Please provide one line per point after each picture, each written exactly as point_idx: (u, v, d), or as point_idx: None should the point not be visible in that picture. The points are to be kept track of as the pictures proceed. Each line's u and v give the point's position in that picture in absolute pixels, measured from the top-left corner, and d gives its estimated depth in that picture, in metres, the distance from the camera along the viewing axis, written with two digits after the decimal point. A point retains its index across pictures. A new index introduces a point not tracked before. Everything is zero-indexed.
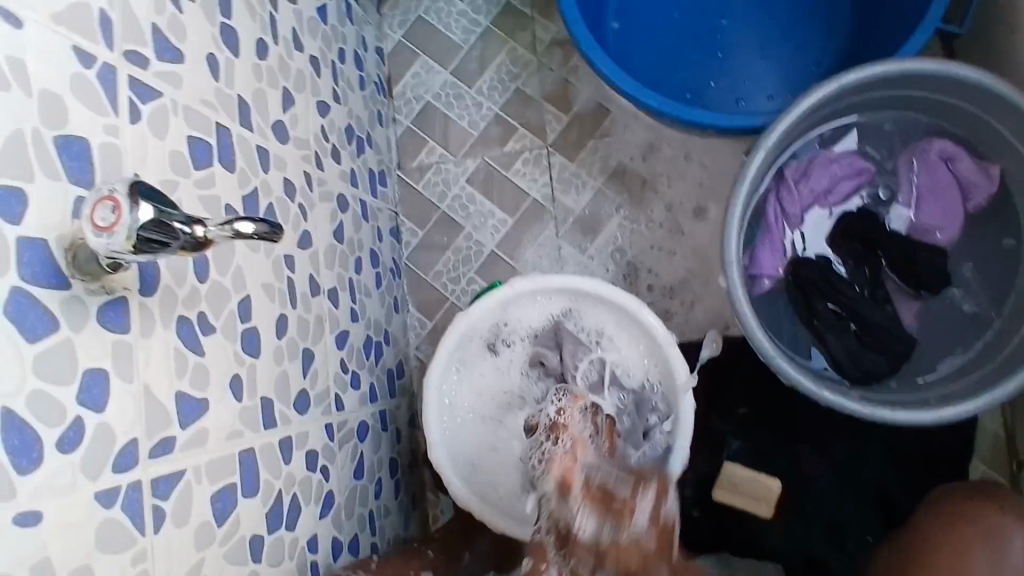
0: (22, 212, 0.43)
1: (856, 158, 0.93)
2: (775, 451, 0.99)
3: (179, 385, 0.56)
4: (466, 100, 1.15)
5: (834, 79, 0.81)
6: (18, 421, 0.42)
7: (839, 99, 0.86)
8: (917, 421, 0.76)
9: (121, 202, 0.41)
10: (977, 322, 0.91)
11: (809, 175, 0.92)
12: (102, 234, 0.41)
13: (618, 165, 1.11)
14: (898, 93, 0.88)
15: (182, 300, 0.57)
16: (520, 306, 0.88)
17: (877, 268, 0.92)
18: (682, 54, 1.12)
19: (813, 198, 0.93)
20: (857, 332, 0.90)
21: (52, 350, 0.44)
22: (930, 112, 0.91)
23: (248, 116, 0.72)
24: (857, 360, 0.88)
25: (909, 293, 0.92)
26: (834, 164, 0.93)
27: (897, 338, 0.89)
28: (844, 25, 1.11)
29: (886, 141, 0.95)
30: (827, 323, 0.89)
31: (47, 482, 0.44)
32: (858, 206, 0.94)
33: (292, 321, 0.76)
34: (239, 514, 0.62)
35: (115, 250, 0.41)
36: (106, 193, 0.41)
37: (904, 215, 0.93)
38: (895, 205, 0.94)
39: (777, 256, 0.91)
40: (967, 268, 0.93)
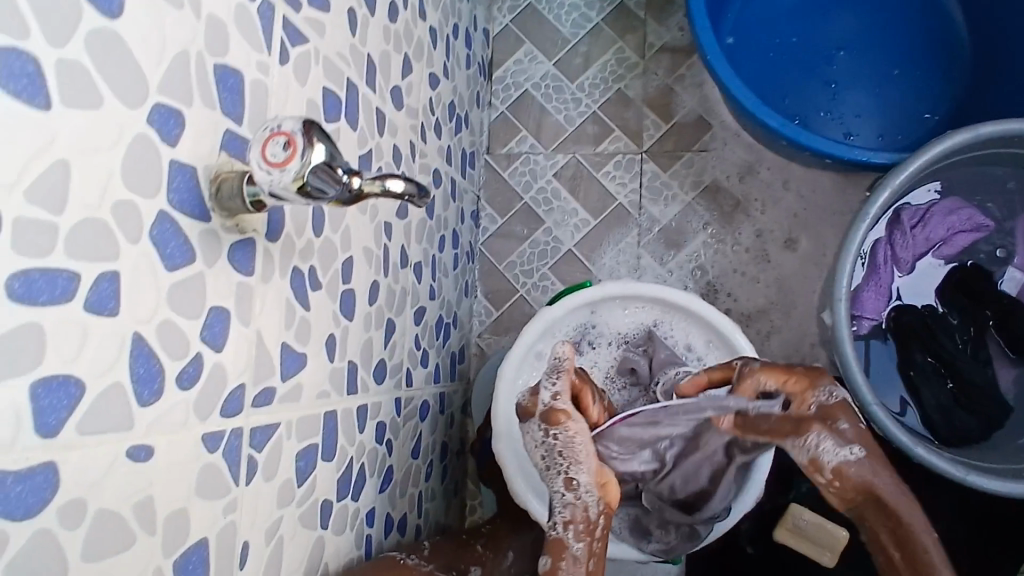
0: (178, 135, 0.42)
1: (977, 212, 0.89)
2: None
3: (285, 337, 0.54)
4: (565, 94, 1.14)
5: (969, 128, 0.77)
6: (146, 349, 0.41)
7: (966, 150, 0.83)
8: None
9: (298, 139, 0.39)
10: None
11: (926, 223, 0.88)
12: (271, 170, 0.39)
13: (713, 182, 1.08)
14: None
15: (298, 251, 0.56)
16: (611, 310, 0.86)
17: (982, 328, 0.88)
18: (795, 80, 1.09)
19: (927, 247, 0.89)
20: (953, 390, 0.86)
21: (185, 282, 0.43)
22: None
23: (373, 77, 0.71)
24: (948, 419, 0.85)
25: (1008, 357, 0.88)
26: (953, 214, 0.88)
27: (994, 403, 0.85)
28: (969, 72, 1.06)
29: (1009, 199, 0.89)
30: (923, 374, 0.86)
31: (161, 415, 0.42)
32: (974, 263, 0.90)
33: (382, 289, 0.75)
34: (316, 476, 0.60)
35: (278, 189, 0.40)
36: (277, 127, 0.39)
37: (1017, 277, 0.89)
38: (1009, 265, 0.90)
39: (881, 299, 0.88)
40: None
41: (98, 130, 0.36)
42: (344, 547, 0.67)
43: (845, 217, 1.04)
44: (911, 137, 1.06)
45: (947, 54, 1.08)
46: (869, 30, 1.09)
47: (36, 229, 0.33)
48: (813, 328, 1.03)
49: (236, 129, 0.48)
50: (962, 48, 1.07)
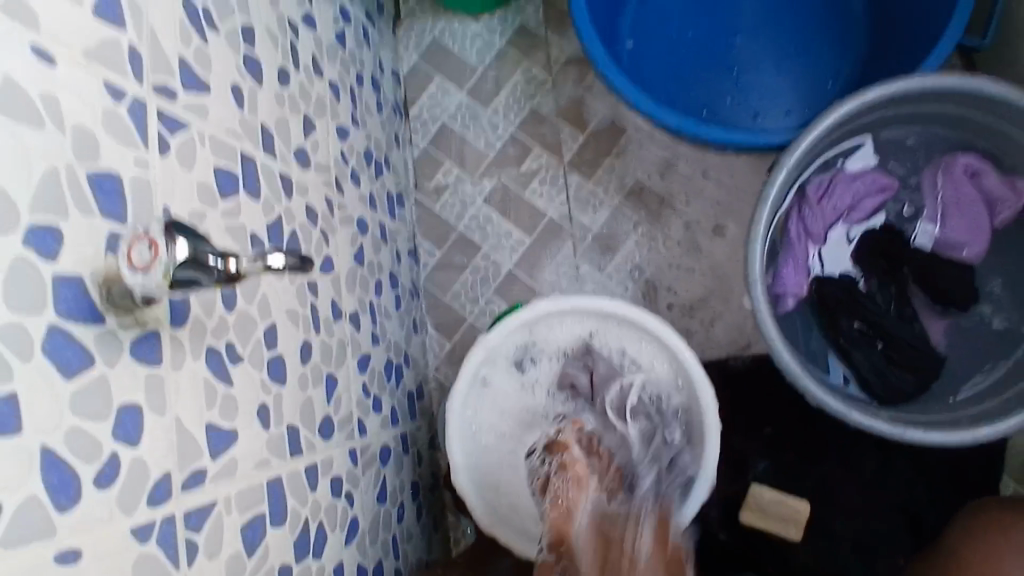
0: (58, 250, 0.44)
1: (880, 175, 0.93)
2: (798, 471, 0.97)
3: (208, 417, 0.56)
4: (482, 120, 1.16)
5: (857, 96, 0.80)
6: (56, 458, 0.42)
7: (861, 115, 0.86)
8: (963, 442, 0.75)
9: (157, 245, 0.41)
10: (1003, 338, 0.90)
11: (831, 194, 0.91)
12: (139, 271, 0.41)
13: (636, 183, 1.11)
14: (927, 107, 0.87)
15: (210, 330, 0.57)
16: (548, 325, 0.87)
17: (902, 284, 0.91)
18: (698, 72, 1.12)
19: (836, 216, 0.92)
20: (885, 350, 0.89)
21: (87, 387, 0.45)
22: (954, 128, 0.90)
23: (271, 144, 0.73)
24: (884, 378, 0.87)
25: (935, 309, 0.91)
26: (857, 180, 0.92)
27: (925, 356, 0.88)
28: (861, 39, 1.11)
29: (910, 155, 0.94)
30: (852, 340, 0.89)
31: (82, 519, 0.43)
32: (885, 220, 0.94)
33: (315, 346, 0.76)
34: (267, 544, 0.61)
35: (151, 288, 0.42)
36: (140, 233, 0.42)
37: (929, 230, 0.92)
38: (919, 220, 0.93)
39: (802, 274, 0.90)
40: (995, 284, 0.92)
41: None
42: None
43: None
44: (816, 109, 1.10)
45: (839, 24, 1.12)
46: (760, 14, 1.13)
47: None
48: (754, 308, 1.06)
49: (122, 229, 0.49)
50: (849, 18, 1.11)
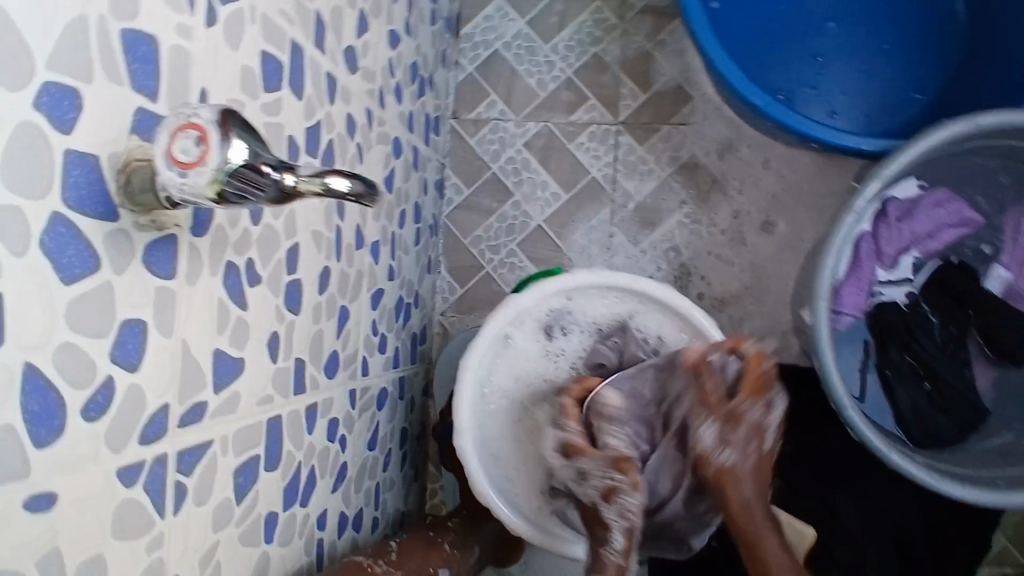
0: (74, 120, 0.35)
1: (966, 207, 0.87)
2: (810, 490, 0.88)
3: (217, 342, 0.48)
4: (538, 56, 1.05)
5: (973, 117, 0.71)
6: (42, 381, 0.33)
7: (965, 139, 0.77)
8: (1004, 502, 0.71)
9: (217, 135, 0.33)
10: None
11: (914, 215, 0.85)
12: (180, 170, 0.33)
13: (691, 158, 1.02)
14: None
15: (233, 243, 0.49)
16: (586, 297, 0.80)
17: (963, 328, 0.86)
18: (781, 54, 1.03)
19: (912, 241, 0.87)
20: (930, 391, 0.85)
21: (88, 296, 0.36)
22: None
23: (322, 37, 0.62)
24: (922, 420, 0.84)
25: (989, 357, 0.86)
26: (940, 207, 0.86)
27: (968, 406, 0.84)
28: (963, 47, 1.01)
29: (997, 192, 0.87)
30: (898, 374, 0.86)
31: (65, 457, 0.35)
32: (959, 259, 0.88)
33: (334, 275, 0.68)
34: (258, 491, 0.55)
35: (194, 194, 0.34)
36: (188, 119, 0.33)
37: (1002, 276, 0.86)
38: (995, 264, 0.87)
39: (862, 294, 0.84)
40: None
41: None
42: (291, 559, 0.62)
43: (825, 199, 0.99)
44: (899, 116, 1.02)
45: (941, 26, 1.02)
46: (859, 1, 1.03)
47: None
48: (786, 314, 0.99)
49: (151, 109, 0.40)
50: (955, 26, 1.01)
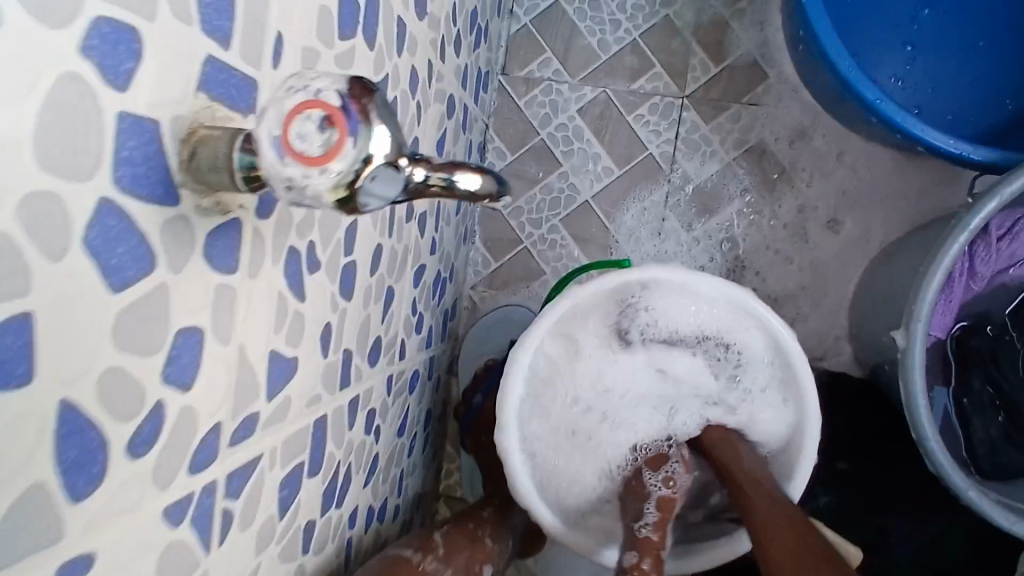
0: (132, 72, 0.26)
1: None
2: (868, 508, 0.80)
3: (274, 342, 0.40)
4: (603, 12, 0.94)
5: None
6: (81, 420, 0.26)
7: None
8: None
9: (350, 116, 0.25)
10: None
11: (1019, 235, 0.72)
12: (302, 165, 0.25)
13: (759, 143, 0.93)
14: None
15: (297, 224, 0.41)
16: (663, 297, 0.72)
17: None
18: (868, 40, 0.95)
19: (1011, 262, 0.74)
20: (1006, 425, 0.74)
21: (141, 305, 0.28)
22: None
23: None
24: (993, 452, 0.73)
25: None
26: None
27: None
28: None
29: None
30: (976, 404, 0.75)
31: (104, 507, 0.28)
32: None
33: (384, 253, 0.60)
34: (300, 500, 0.48)
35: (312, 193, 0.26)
36: (312, 94, 0.25)
37: None
38: None
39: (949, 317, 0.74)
40: None
41: None
42: (323, 566, 0.56)
43: (899, 201, 0.92)
44: (989, 122, 0.93)
45: None
46: None
47: None
48: (842, 320, 0.93)
49: (222, 59, 0.31)
50: None
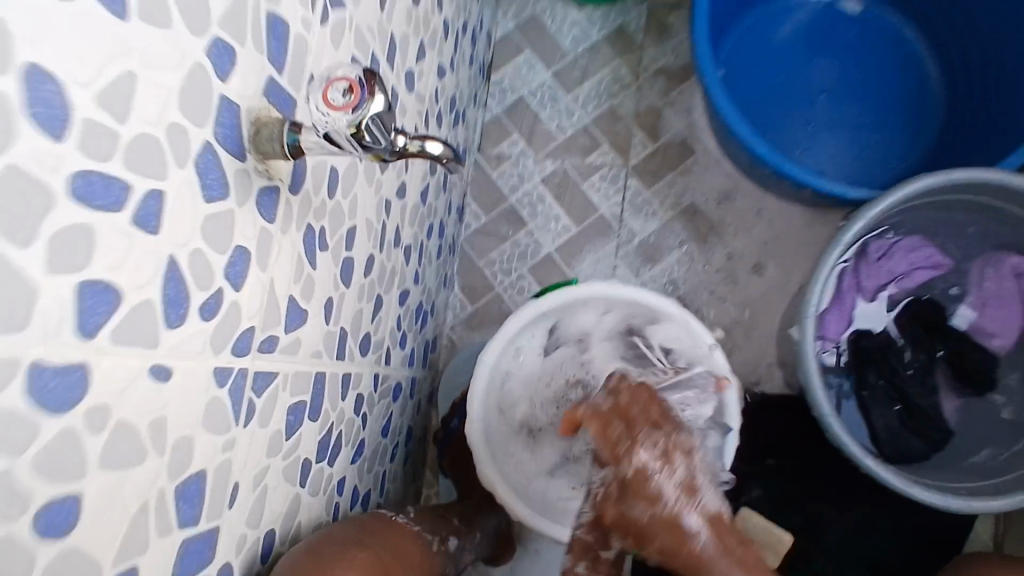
0: (229, 73, 0.43)
1: (937, 252, 0.94)
2: (793, 502, 0.95)
3: (293, 289, 0.55)
4: (560, 104, 1.16)
5: (946, 171, 0.80)
6: (178, 273, 0.40)
7: (940, 190, 0.86)
8: (958, 507, 0.79)
9: (363, 92, 0.42)
10: (1010, 428, 0.91)
11: (890, 255, 0.93)
12: (329, 110, 0.41)
13: (691, 204, 1.13)
14: (994, 203, 0.88)
15: (314, 208, 0.57)
16: (580, 311, 0.90)
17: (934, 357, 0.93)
18: (773, 121, 1.13)
19: (889, 278, 0.93)
20: (902, 413, 0.91)
21: (218, 217, 0.44)
22: (1015, 228, 0.90)
23: (392, 56, 0.73)
24: (893, 438, 0.90)
25: (953, 387, 0.93)
26: (914, 251, 0.93)
27: (935, 426, 0.90)
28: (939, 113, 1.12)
29: (966, 243, 0.94)
30: (874, 395, 0.91)
31: (182, 342, 0.41)
32: (928, 297, 0.95)
33: (376, 263, 0.76)
34: (301, 434, 0.61)
35: (334, 130, 0.42)
36: (342, 73, 0.42)
37: (967, 315, 0.94)
38: (962, 304, 0.95)
39: (842, 322, 0.92)
40: (1012, 377, 0.92)
41: (164, 48, 0.37)
42: (315, 512, 0.67)
43: (810, 249, 1.10)
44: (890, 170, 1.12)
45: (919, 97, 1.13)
46: (847, 75, 1.14)
47: (103, 133, 0.33)
48: (771, 350, 1.08)
49: (277, 78, 0.49)
50: (933, 110, 1.12)
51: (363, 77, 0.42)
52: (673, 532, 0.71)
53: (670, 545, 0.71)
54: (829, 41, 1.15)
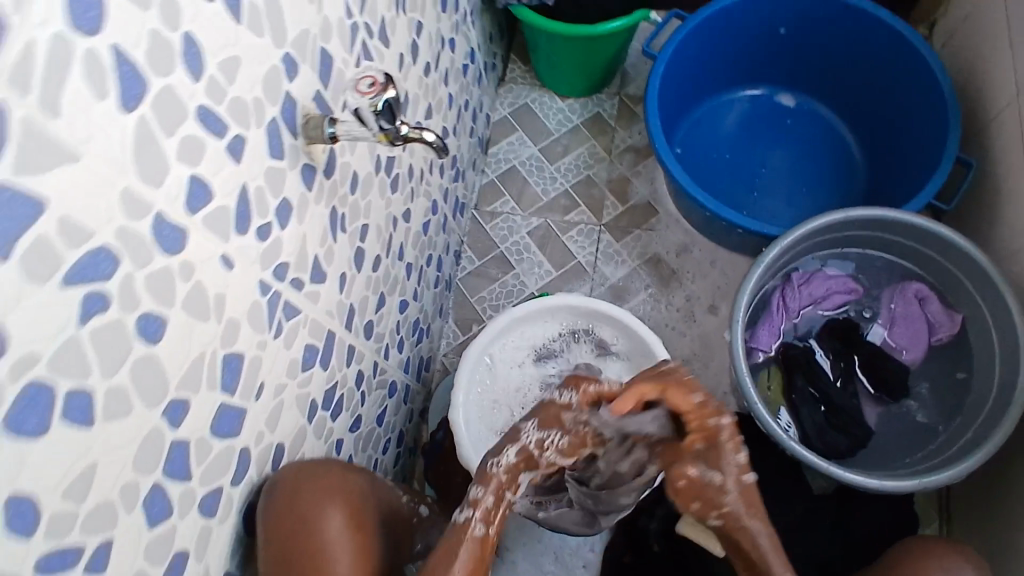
0: (294, 78, 0.64)
1: (852, 279, 1.05)
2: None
3: (317, 250, 0.73)
4: (545, 172, 1.39)
5: (844, 209, 0.97)
6: (246, 198, 0.58)
7: (848, 228, 1.00)
8: (869, 484, 0.89)
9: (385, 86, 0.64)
10: (926, 432, 0.99)
11: (811, 281, 1.04)
12: (362, 93, 0.64)
13: (655, 254, 1.31)
14: (901, 241, 1.00)
15: (338, 195, 0.76)
16: (551, 325, 1.07)
17: (851, 364, 1.02)
18: (726, 188, 1.31)
19: (811, 301, 1.04)
20: (826, 413, 0.98)
21: (276, 172, 0.63)
22: (919, 264, 1.02)
23: (405, 107, 0.95)
24: (821, 434, 0.97)
25: (871, 395, 1.01)
26: (832, 279, 1.05)
27: (858, 426, 0.98)
28: (863, 186, 1.30)
29: (876, 274, 1.06)
30: (802, 398, 0.99)
31: (243, 248, 0.59)
32: (846, 317, 1.05)
33: (382, 265, 0.94)
34: (311, 373, 0.76)
35: (364, 108, 0.64)
36: (374, 74, 0.64)
37: (879, 331, 1.04)
38: (874, 322, 1.05)
39: (774, 336, 1.03)
40: (922, 386, 1.02)
41: (257, 49, 0.57)
42: (316, 452, 0.80)
43: None
44: None
45: (848, 172, 1.31)
46: (790, 155, 1.33)
47: (218, 88, 0.53)
48: (725, 379, 1.22)
49: (323, 93, 0.70)
50: (858, 182, 1.30)
51: (386, 78, 0.64)
52: (738, 501, 0.70)
53: (729, 509, 0.71)
54: (765, 126, 1.35)
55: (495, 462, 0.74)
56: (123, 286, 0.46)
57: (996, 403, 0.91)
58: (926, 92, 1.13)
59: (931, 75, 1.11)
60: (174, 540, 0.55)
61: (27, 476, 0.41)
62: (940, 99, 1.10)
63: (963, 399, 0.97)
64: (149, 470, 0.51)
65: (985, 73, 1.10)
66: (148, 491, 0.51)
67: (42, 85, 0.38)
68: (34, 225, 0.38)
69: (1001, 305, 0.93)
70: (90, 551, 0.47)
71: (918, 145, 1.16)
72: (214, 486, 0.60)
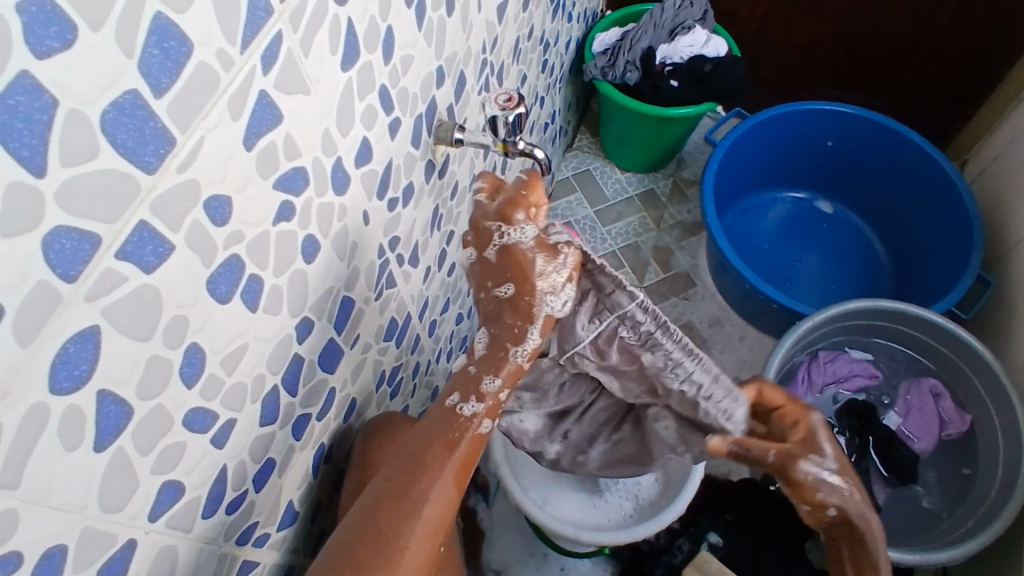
0: (439, 88, 0.76)
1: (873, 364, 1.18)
2: (745, 552, 1.11)
3: (418, 236, 0.83)
4: (597, 232, 1.50)
5: (875, 298, 1.09)
6: (389, 170, 0.69)
7: (875, 317, 1.13)
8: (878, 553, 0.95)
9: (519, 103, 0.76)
10: (930, 517, 1.08)
11: (835, 361, 1.17)
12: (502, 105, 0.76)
13: (688, 322, 1.41)
14: (921, 337, 1.12)
15: (442, 195, 0.87)
16: None
17: (866, 443, 1.11)
18: (763, 272, 1.42)
19: (833, 379, 1.17)
20: None
21: (410, 158, 0.74)
22: (936, 363, 1.13)
23: None
24: None
25: (883, 475, 1.10)
26: (854, 361, 1.18)
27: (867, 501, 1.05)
28: (888, 293, 1.40)
29: (895, 365, 1.18)
30: None
31: (377, 210, 0.69)
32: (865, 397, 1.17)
33: (454, 272, 1.04)
34: (388, 346, 0.84)
35: (499, 116, 0.76)
36: (510, 91, 0.77)
37: (895, 419, 1.15)
38: (891, 410, 1.16)
39: None
40: (930, 475, 1.11)
41: (425, 54, 0.70)
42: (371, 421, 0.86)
43: None
44: None
45: (875, 279, 1.42)
46: (825, 255, 1.44)
47: (395, 74, 0.64)
48: None
49: (454, 106, 0.82)
50: (882, 289, 1.40)
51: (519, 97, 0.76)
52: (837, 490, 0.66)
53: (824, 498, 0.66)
54: (803, 226, 1.48)
55: (518, 350, 0.67)
56: (304, 205, 0.55)
57: (995, 499, 0.99)
58: (954, 215, 1.26)
59: (959, 200, 1.24)
60: (270, 446, 0.62)
61: (207, 333, 0.48)
62: (967, 220, 1.22)
63: (966, 493, 1.06)
64: (274, 371, 0.58)
65: (1009, 208, 1.23)
66: (267, 391, 0.58)
67: (304, 29, 0.49)
68: (270, 132, 0.49)
69: (1008, 407, 1.01)
70: (219, 423, 0.53)
71: (945, 260, 1.27)
72: (306, 411, 0.67)
